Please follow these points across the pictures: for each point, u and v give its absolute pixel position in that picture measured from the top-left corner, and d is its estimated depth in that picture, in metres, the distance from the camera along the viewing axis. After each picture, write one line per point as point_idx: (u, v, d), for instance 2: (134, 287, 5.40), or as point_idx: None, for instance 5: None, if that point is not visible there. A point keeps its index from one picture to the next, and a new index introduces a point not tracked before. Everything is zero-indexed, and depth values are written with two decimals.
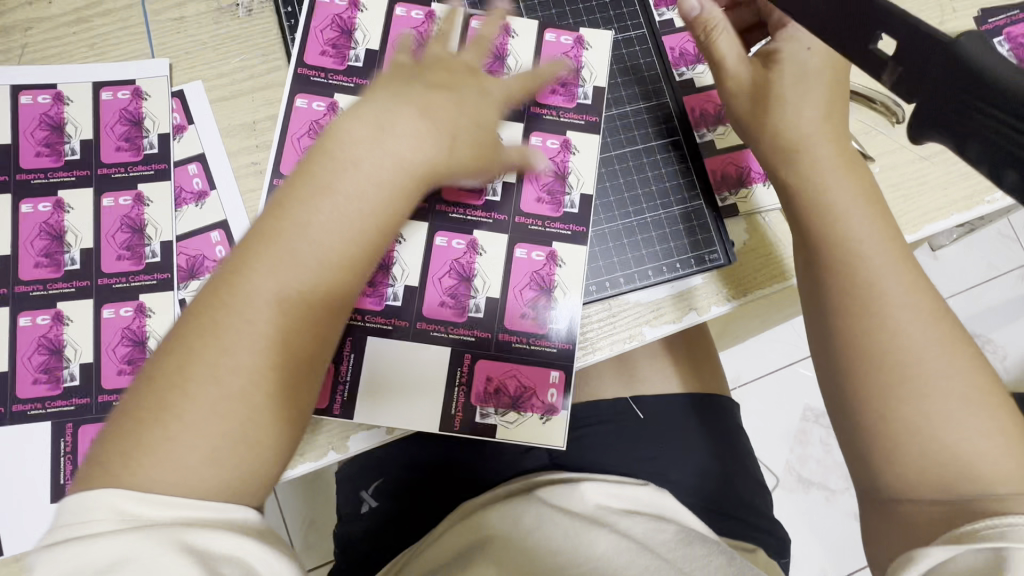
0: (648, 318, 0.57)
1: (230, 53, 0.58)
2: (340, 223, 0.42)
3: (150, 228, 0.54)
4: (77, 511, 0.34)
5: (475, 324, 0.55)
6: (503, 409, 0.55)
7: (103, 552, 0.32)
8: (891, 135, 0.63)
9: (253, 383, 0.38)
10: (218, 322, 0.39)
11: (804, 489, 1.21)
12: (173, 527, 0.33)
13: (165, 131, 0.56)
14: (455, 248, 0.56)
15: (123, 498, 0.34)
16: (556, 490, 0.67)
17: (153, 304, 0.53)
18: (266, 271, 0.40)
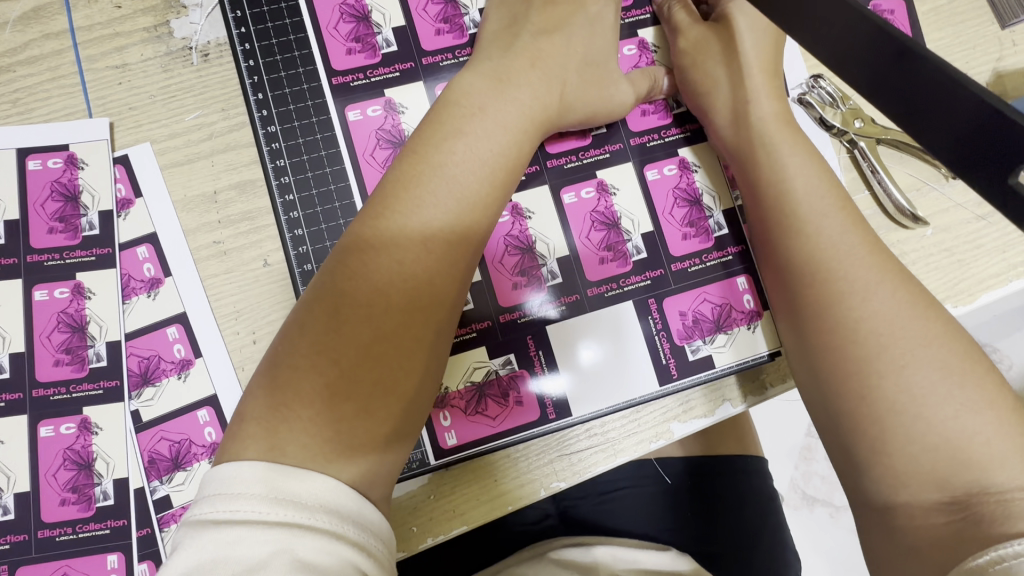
0: (677, 414, 0.50)
1: (184, 108, 0.49)
2: (464, 192, 0.39)
3: (93, 326, 0.46)
4: (225, 482, 0.32)
5: (644, 260, 0.46)
6: (711, 336, 0.46)
7: (247, 547, 0.30)
8: (946, 192, 0.56)
9: (365, 386, 0.35)
10: (337, 315, 0.36)
11: (809, 507, 1.15)
12: (310, 530, 0.31)
13: (108, 207, 0.47)
14: (587, 197, 0.46)
15: (269, 474, 0.32)
16: (571, 551, 0.60)
17: (99, 419, 0.45)
18: (401, 229, 0.37)
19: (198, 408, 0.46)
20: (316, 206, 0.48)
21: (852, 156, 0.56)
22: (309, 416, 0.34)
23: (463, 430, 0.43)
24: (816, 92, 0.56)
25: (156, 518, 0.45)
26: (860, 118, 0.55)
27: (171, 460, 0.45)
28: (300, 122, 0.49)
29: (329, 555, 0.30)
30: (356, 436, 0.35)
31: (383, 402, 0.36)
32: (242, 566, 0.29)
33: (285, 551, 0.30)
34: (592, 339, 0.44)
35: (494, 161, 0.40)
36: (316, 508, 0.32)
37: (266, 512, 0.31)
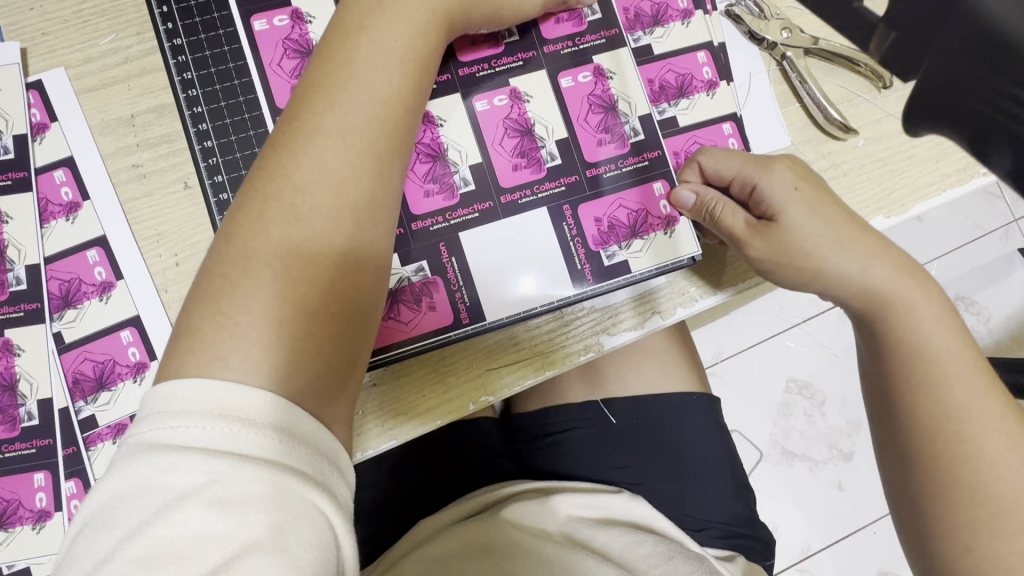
0: (606, 326, 0.50)
1: (98, 32, 0.49)
2: (380, 95, 0.37)
3: (12, 249, 0.46)
4: (167, 402, 0.30)
5: (557, 166, 0.46)
6: (627, 242, 0.46)
7: (187, 474, 0.28)
8: (879, 103, 0.56)
9: (306, 292, 0.33)
10: (267, 233, 0.34)
11: (788, 463, 1.07)
12: (256, 460, 0.29)
13: (22, 132, 0.47)
14: (499, 105, 0.45)
15: (212, 396, 0.30)
16: (526, 506, 0.60)
17: (21, 341, 0.45)
18: (322, 136, 0.35)
19: (121, 329, 0.46)
20: (227, 119, 0.45)
21: (781, 69, 0.55)
22: (243, 335, 0.32)
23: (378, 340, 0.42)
24: (743, 5, 0.55)
25: (81, 437, 0.45)
26: (789, 29, 0.54)
27: (95, 380, 0.45)
28: (207, 36, 0.45)
29: (271, 485, 0.29)
30: (295, 350, 0.32)
31: (323, 320, 0.34)
32: (180, 491, 0.28)
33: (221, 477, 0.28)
34: (505, 248, 0.45)
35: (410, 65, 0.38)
36: (258, 437, 0.29)
37: (205, 438, 0.29)
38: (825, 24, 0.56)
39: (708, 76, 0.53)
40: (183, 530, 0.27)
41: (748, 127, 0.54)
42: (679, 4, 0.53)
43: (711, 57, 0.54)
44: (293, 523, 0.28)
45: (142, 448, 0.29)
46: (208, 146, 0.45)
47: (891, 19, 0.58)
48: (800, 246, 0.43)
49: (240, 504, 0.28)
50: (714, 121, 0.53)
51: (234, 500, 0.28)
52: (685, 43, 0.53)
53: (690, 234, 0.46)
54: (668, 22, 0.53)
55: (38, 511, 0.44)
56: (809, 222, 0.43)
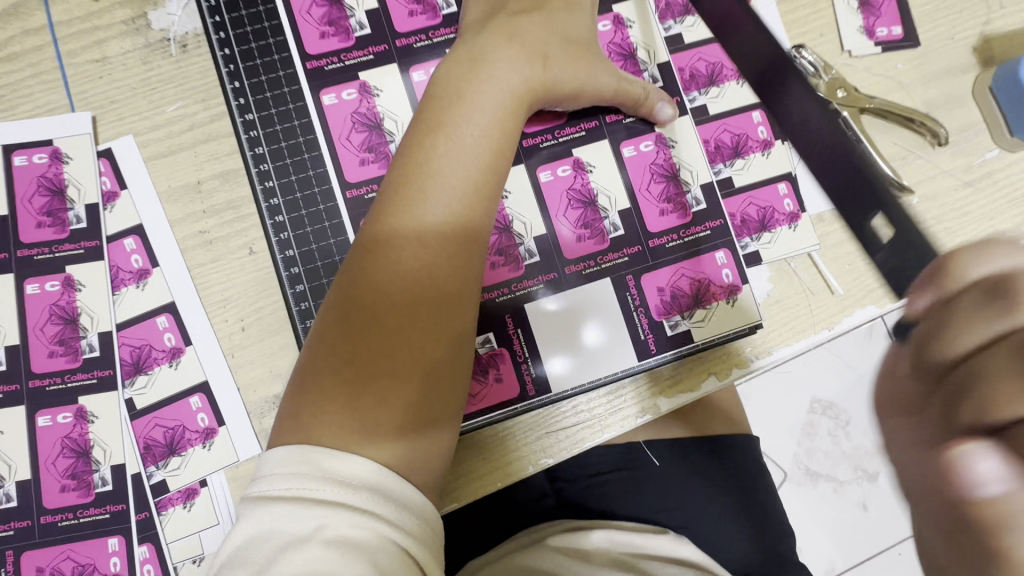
0: (664, 388, 0.51)
1: (165, 99, 0.49)
2: (459, 186, 0.39)
3: (85, 317, 0.47)
4: (282, 463, 0.34)
5: (619, 236, 0.46)
6: (690, 312, 0.46)
7: (299, 521, 0.32)
8: (933, 159, 0.55)
9: (393, 378, 0.36)
10: (356, 321, 0.37)
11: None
12: (356, 507, 0.32)
13: (93, 200, 0.48)
14: (563, 176, 0.46)
15: (318, 456, 0.34)
16: (571, 540, 0.61)
17: (94, 408, 0.46)
18: (405, 228, 0.38)
19: (189, 395, 0.47)
20: (297, 190, 0.48)
21: None
22: (339, 418, 0.35)
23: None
24: (799, 63, 0.55)
25: (153, 502, 0.46)
26: (843, 88, 0.55)
27: (165, 446, 0.46)
28: (277, 109, 0.48)
29: (373, 531, 0.32)
30: (386, 434, 0.35)
31: (408, 402, 0.37)
32: (296, 534, 0.32)
33: (326, 527, 0.31)
34: (569, 318, 0.45)
35: (485, 155, 0.40)
36: (358, 489, 0.33)
37: (313, 491, 0.33)
38: (879, 78, 0.56)
39: (764, 136, 0.53)
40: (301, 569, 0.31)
41: (804, 187, 0.54)
42: (734, 64, 0.54)
43: (766, 116, 0.54)
44: (385, 564, 0.31)
45: (258, 500, 0.33)
46: (280, 219, 0.48)
47: (953, 70, 0.57)
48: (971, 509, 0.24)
49: (346, 549, 0.31)
50: (769, 181, 0.53)
51: (339, 545, 0.31)
52: (740, 102, 0.54)
53: (754, 303, 0.46)
54: (723, 81, 0.54)
55: None
56: None
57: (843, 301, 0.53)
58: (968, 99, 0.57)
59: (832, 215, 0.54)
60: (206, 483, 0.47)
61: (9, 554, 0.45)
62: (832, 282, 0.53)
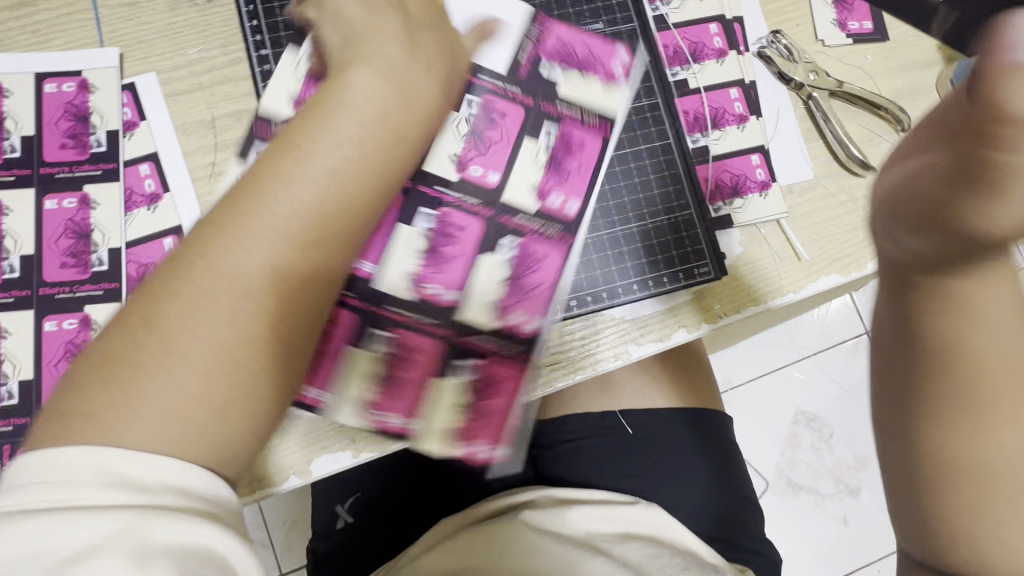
0: (634, 336, 0.53)
1: (187, 43, 0.54)
2: (340, 150, 0.39)
3: (97, 234, 0.50)
4: (41, 471, 0.31)
5: (593, 169, 0.53)
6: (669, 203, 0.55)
7: (84, 531, 0.29)
8: (896, 143, 0.59)
9: (261, 329, 0.37)
10: (253, 256, 0.37)
11: (794, 494, 1.05)
12: (159, 509, 0.31)
13: (115, 127, 0.52)
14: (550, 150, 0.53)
15: (105, 464, 0.32)
16: (544, 513, 0.62)
17: (99, 317, 0.49)
18: (306, 155, 0.38)
19: None
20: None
21: (808, 108, 0.59)
22: (205, 347, 0.35)
23: (398, 399, 0.50)
24: (775, 47, 0.59)
25: None
26: (815, 72, 0.59)
27: None
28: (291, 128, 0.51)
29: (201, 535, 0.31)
30: (230, 408, 0.36)
31: (246, 368, 0.36)
32: (77, 546, 0.29)
33: (136, 531, 0.30)
34: (522, 260, 0.51)
35: (363, 144, 0.40)
36: (157, 489, 0.32)
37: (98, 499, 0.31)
38: (850, 68, 0.60)
39: (739, 111, 0.58)
40: None
41: (774, 161, 0.58)
42: (715, 44, 0.58)
43: (743, 94, 0.58)
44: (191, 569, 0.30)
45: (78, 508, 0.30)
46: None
47: (920, 66, 0.61)
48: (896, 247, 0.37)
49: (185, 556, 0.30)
50: (742, 152, 0.57)
51: (149, 552, 0.30)
52: (718, 79, 0.58)
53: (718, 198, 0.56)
54: (704, 58, 0.58)
55: None
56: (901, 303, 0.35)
57: (808, 268, 0.56)
58: (931, 91, 0.61)
59: (801, 188, 0.58)
60: None
61: (7, 448, 0.47)
62: (798, 248, 0.56)
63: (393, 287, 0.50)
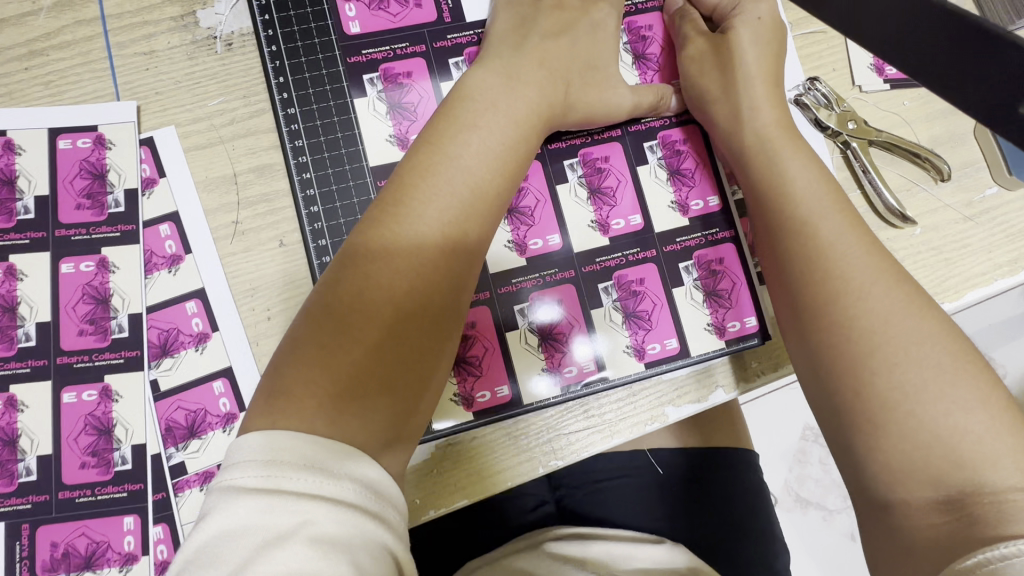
0: (672, 398, 0.52)
1: (207, 93, 0.51)
2: (493, 147, 0.42)
3: (117, 298, 0.48)
4: (258, 453, 0.33)
5: (644, 198, 0.49)
6: (710, 230, 0.50)
7: (274, 517, 0.31)
8: (934, 194, 0.58)
9: (404, 314, 0.38)
10: (379, 261, 0.38)
11: (802, 509, 1.04)
12: (293, 494, 0.32)
13: (133, 185, 0.50)
14: (601, 162, 0.49)
15: (307, 450, 0.33)
16: (571, 547, 0.61)
17: (120, 387, 0.47)
18: (454, 153, 0.41)
19: (213, 379, 0.48)
20: (336, 202, 0.50)
21: (845, 157, 0.58)
22: (353, 344, 0.37)
23: (487, 381, 0.46)
24: (812, 94, 0.58)
25: (171, 484, 0.47)
26: (854, 120, 0.57)
27: (186, 428, 0.47)
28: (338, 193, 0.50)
29: (355, 527, 0.32)
30: (374, 421, 0.37)
31: (396, 360, 0.38)
32: (272, 532, 0.31)
33: (316, 522, 0.31)
34: (628, 304, 0.48)
35: (501, 143, 0.42)
36: (342, 479, 0.33)
37: (301, 482, 0.32)
38: (887, 114, 0.59)
39: None
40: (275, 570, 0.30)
41: None
42: None
43: None
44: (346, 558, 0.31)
45: (236, 491, 0.32)
46: (336, 224, 0.50)
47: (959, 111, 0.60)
48: (782, 163, 0.45)
49: (326, 546, 0.31)
50: None
51: (321, 542, 0.31)
52: None
53: None
54: None
55: (125, 554, 0.46)
56: (801, 174, 0.45)
57: None
58: (969, 138, 0.60)
59: None
60: None
61: (25, 527, 0.45)
62: None
63: (591, 243, 0.48)
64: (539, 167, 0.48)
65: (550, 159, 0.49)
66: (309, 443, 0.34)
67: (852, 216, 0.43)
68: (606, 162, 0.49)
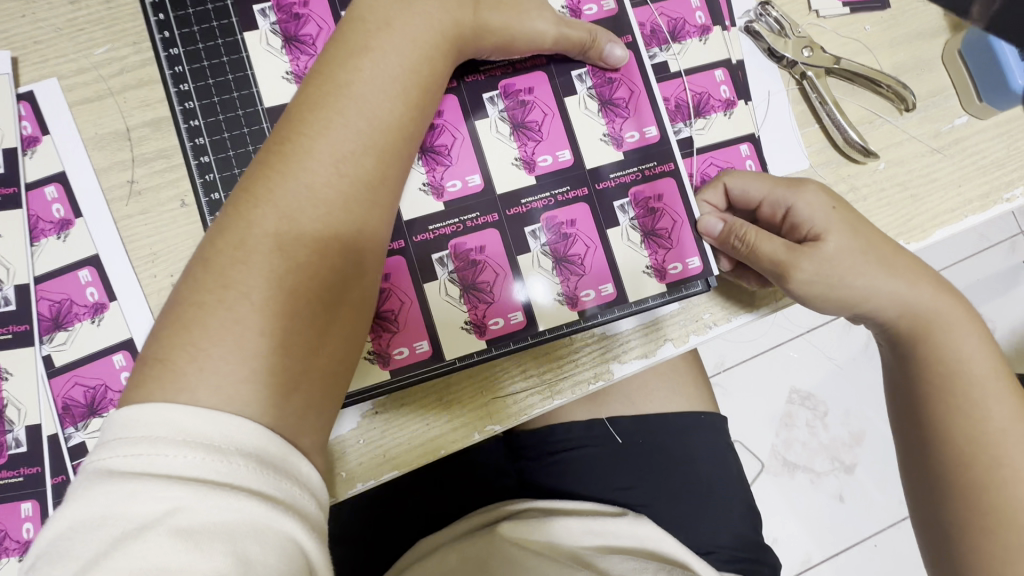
0: (616, 352, 0.48)
1: (92, 41, 0.46)
2: (396, 73, 0.37)
3: (0, 269, 0.44)
4: (131, 430, 0.29)
5: (574, 133, 0.45)
6: (647, 164, 0.46)
7: (141, 504, 0.27)
8: (899, 125, 0.54)
9: (299, 263, 0.34)
10: (269, 207, 0.34)
11: (790, 473, 0.98)
12: (164, 476, 0.28)
13: (13, 145, 0.45)
14: (525, 94, 0.44)
15: (184, 426, 0.29)
16: (527, 524, 0.57)
17: (10, 365, 0.44)
18: (349, 84, 0.36)
19: (113, 353, 0.44)
20: (229, 152, 0.44)
21: (801, 89, 0.53)
22: (239, 302, 0.32)
23: (404, 336, 0.42)
24: (764, 21, 0.53)
25: (71, 466, 0.43)
26: (810, 47, 0.52)
27: (85, 406, 0.44)
28: (230, 135, 0.44)
29: (238, 511, 0.28)
30: (278, 385, 0.32)
31: (293, 315, 0.33)
32: (140, 521, 0.27)
33: (190, 507, 0.27)
34: (559, 245, 0.44)
35: (405, 70, 0.37)
36: (228, 456, 0.29)
37: (172, 465, 0.28)
38: (847, 41, 0.54)
39: (725, 95, 0.52)
40: (141, 562, 0.26)
41: (766, 149, 0.52)
42: (697, 20, 0.52)
43: (729, 75, 0.52)
44: (228, 546, 0.27)
45: (101, 475, 0.28)
46: (232, 177, 0.44)
47: (925, 35, 0.55)
48: (843, 265, 0.43)
49: (201, 538, 0.27)
50: (731, 141, 0.51)
51: (196, 527, 0.27)
52: (703, 59, 0.52)
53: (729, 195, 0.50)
54: (685, 38, 0.51)
55: (25, 542, 0.43)
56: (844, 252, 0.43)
57: None
58: (937, 63, 0.55)
59: None
60: None
61: None
62: None
63: (515, 184, 0.44)
64: (456, 102, 0.43)
65: (468, 90, 0.44)
66: (188, 414, 0.30)
67: (905, 270, 0.45)
68: (531, 94, 0.45)
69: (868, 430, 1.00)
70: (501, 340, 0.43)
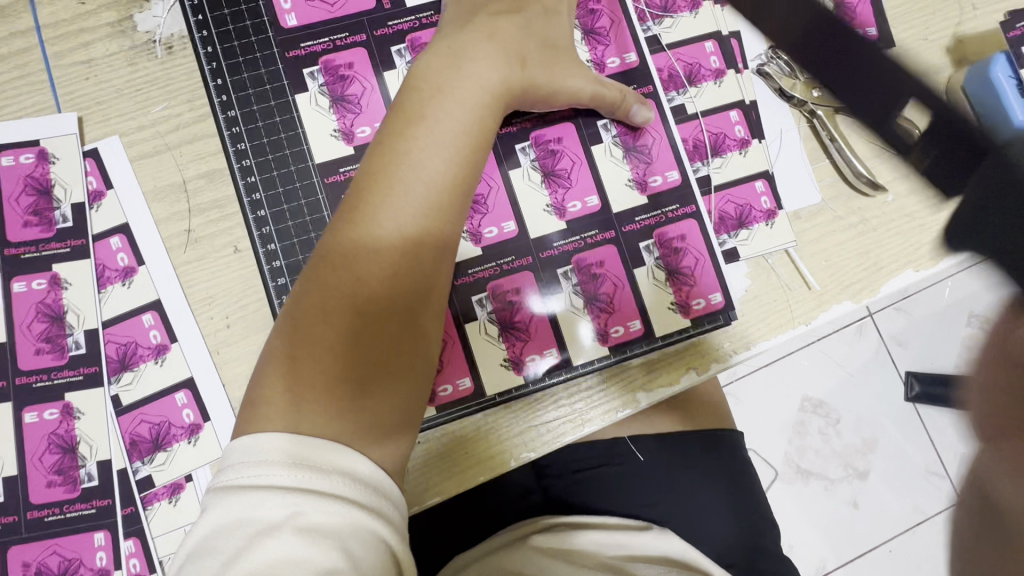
0: (643, 382, 0.50)
1: (150, 100, 0.50)
2: (454, 137, 0.41)
3: (71, 315, 0.47)
4: (248, 452, 0.34)
5: (601, 180, 0.48)
6: (671, 207, 0.49)
7: (264, 511, 0.32)
8: None
9: (375, 316, 0.37)
10: (347, 265, 0.38)
11: (804, 480, 1.00)
12: (280, 489, 0.32)
13: (79, 199, 0.49)
14: (554, 145, 0.48)
15: (291, 447, 0.34)
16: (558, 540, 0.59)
17: (81, 404, 0.47)
18: (411, 150, 0.40)
19: (175, 391, 0.48)
20: (283, 204, 0.49)
21: (812, 126, 0.56)
22: (325, 353, 0.36)
23: (447, 374, 0.46)
24: (775, 64, 0.56)
25: (139, 497, 0.47)
26: (820, 87, 0.55)
27: (151, 441, 0.47)
28: (284, 189, 0.49)
29: (345, 518, 0.32)
30: (361, 423, 0.36)
31: (370, 363, 0.37)
32: (264, 525, 0.32)
33: (305, 513, 0.32)
34: (588, 284, 0.47)
35: (460, 133, 0.41)
36: (330, 472, 0.33)
37: (286, 478, 0.33)
38: None
39: (741, 135, 0.55)
40: (270, 558, 0.31)
41: (780, 185, 0.55)
42: (712, 64, 0.55)
43: (743, 116, 0.55)
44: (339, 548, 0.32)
45: (228, 488, 0.33)
46: (286, 228, 0.49)
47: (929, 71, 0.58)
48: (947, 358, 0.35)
49: (318, 536, 0.32)
50: (746, 179, 0.55)
51: (312, 530, 0.32)
52: (718, 101, 0.55)
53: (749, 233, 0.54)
54: (701, 81, 0.55)
55: (98, 569, 0.46)
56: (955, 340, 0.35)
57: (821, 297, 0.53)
58: None
59: (808, 213, 0.55)
60: (192, 477, 0.47)
61: None
62: (809, 279, 0.54)
63: (549, 228, 0.47)
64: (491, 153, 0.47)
65: (503, 143, 0.47)
66: (292, 448, 0.34)
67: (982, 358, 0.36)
68: (560, 144, 0.48)
69: (880, 438, 1.01)
70: (539, 375, 0.46)
